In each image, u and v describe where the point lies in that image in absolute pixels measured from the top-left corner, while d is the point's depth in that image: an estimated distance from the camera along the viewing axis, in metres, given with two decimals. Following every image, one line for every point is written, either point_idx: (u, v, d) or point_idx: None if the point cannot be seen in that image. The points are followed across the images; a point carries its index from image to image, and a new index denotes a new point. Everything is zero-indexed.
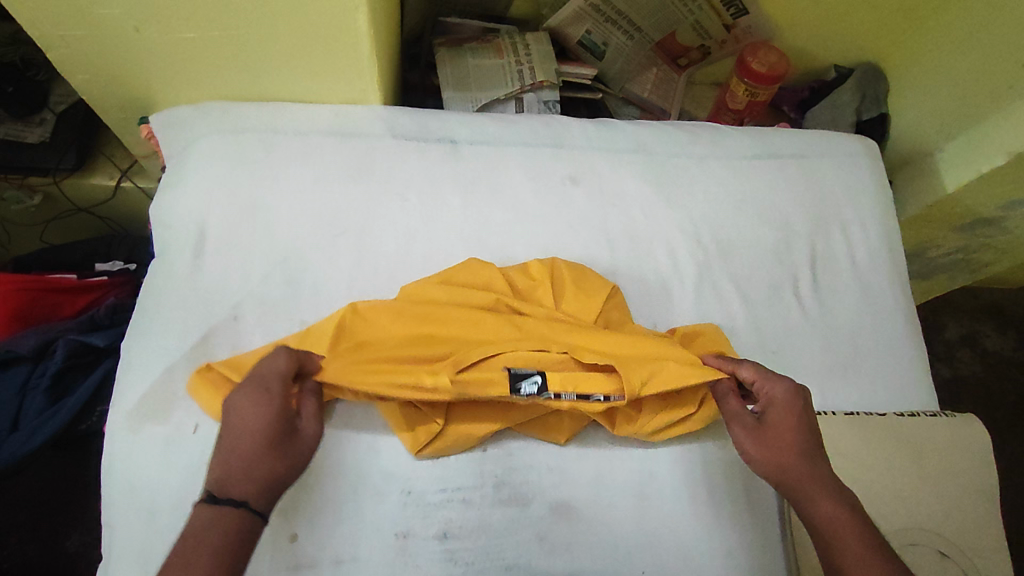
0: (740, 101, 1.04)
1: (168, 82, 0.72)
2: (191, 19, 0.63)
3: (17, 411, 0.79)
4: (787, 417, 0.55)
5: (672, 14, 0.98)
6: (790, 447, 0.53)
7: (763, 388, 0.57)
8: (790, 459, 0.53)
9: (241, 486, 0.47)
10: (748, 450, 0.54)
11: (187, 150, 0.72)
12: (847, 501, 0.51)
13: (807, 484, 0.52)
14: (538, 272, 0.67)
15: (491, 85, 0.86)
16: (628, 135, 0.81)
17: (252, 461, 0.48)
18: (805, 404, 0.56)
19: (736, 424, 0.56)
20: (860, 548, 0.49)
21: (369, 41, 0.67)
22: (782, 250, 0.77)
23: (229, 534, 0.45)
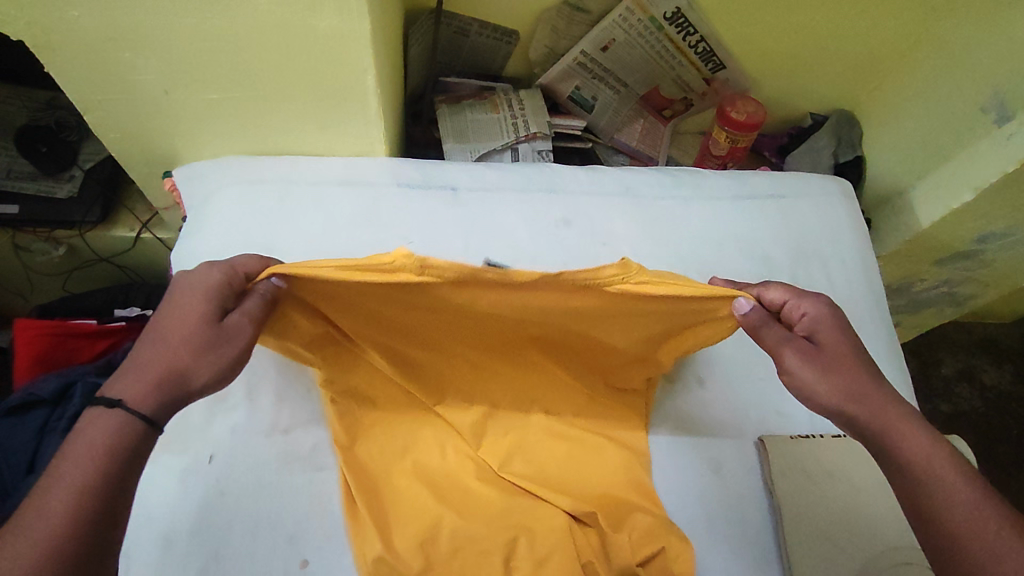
0: (722, 147, 1.10)
1: (192, 139, 0.79)
2: (217, 82, 0.70)
3: (36, 452, 0.82)
4: (838, 334, 0.56)
5: (655, 70, 1.05)
6: (847, 374, 0.55)
7: (797, 305, 0.58)
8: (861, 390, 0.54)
9: (138, 381, 0.49)
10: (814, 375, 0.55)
11: (207, 200, 0.78)
12: (927, 432, 0.53)
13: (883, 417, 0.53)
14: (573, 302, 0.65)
15: (488, 136, 0.93)
16: (617, 179, 0.86)
17: (161, 356, 0.50)
18: (842, 317, 0.58)
19: (784, 355, 0.56)
20: (952, 474, 0.50)
21: (377, 99, 0.74)
22: None
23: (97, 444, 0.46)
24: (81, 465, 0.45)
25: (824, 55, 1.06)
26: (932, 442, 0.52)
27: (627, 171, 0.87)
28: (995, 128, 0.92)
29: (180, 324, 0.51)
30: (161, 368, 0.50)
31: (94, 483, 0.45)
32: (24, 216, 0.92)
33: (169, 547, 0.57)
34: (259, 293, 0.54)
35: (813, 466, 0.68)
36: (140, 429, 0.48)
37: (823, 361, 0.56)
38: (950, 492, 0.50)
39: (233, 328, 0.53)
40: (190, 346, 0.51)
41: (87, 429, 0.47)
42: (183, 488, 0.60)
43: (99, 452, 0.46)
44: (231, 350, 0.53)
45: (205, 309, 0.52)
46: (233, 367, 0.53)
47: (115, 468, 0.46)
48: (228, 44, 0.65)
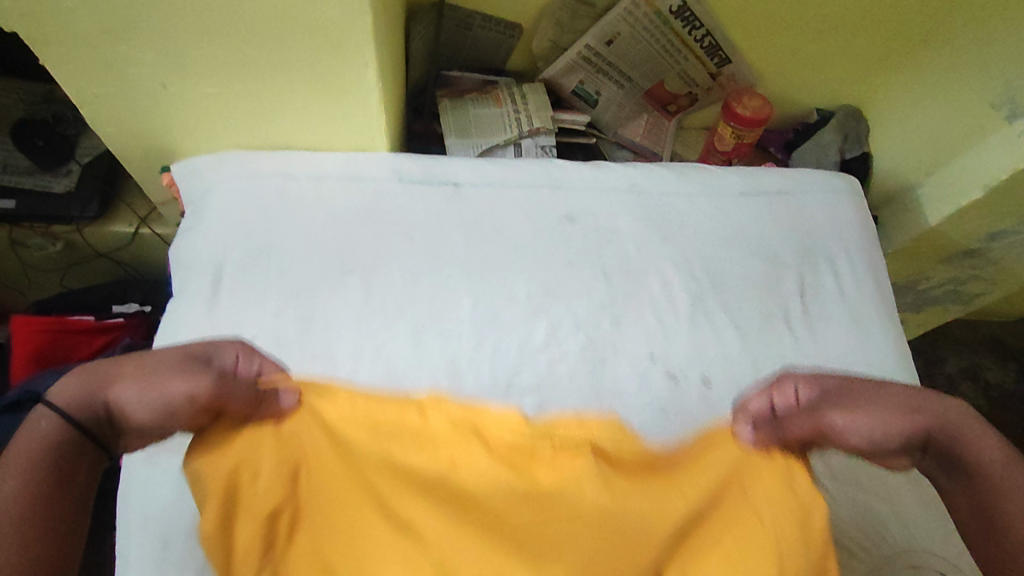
0: (727, 143, 1.09)
1: (190, 133, 0.77)
2: (215, 76, 0.68)
3: None
4: (839, 380, 0.55)
5: (660, 64, 1.04)
6: (891, 413, 0.52)
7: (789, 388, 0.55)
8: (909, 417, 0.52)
9: (76, 387, 0.46)
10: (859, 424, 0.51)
11: (206, 196, 0.77)
12: (988, 437, 0.51)
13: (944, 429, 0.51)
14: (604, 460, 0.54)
15: (491, 131, 0.91)
16: (622, 175, 0.85)
17: (112, 377, 0.46)
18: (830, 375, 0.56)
19: (826, 413, 0.52)
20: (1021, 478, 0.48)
21: (379, 93, 0.73)
22: (772, 282, 0.80)
23: (32, 449, 0.43)
24: (17, 473, 0.42)
25: (831, 49, 1.05)
26: (983, 433, 0.51)
27: (632, 168, 0.86)
28: (1007, 124, 0.91)
29: (145, 355, 0.48)
30: (97, 393, 0.46)
31: (16, 485, 0.42)
32: (21, 211, 0.91)
33: (167, 550, 0.56)
34: (237, 347, 0.50)
35: (821, 469, 0.67)
36: (70, 432, 0.44)
37: (852, 404, 0.53)
38: (1010, 483, 0.48)
39: (191, 371, 0.47)
40: (142, 377, 0.46)
41: (27, 427, 0.44)
42: (181, 489, 0.59)
43: (30, 461, 0.43)
44: (173, 391, 0.46)
45: (177, 350, 0.49)
46: (169, 413, 0.46)
47: (44, 472, 0.43)
48: (228, 37, 0.63)
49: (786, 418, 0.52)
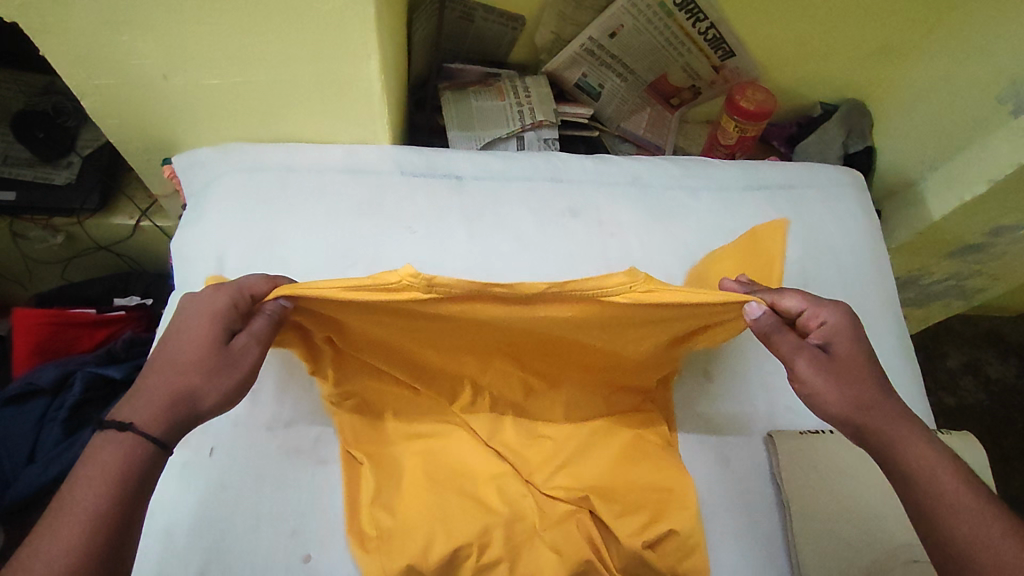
0: (731, 137, 1.08)
1: (191, 125, 0.77)
2: (216, 67, 0.68)
3: (35, 443, 0.82)
4: (850, 343, 0.57)
5: (663, 57, 1.03)
6: (852, 386, 0.55)
7: (817, 314, 0.58)
8: (865, 396, 0.55)
9: (150, 406, 0.49)
10: (816, 383, 0.56)
11: (208, 188, 0.77)
12: (935, 445, 0.54)
13: (891, 431, 0.54)
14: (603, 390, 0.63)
15: (493, 124, 0.90)
16: (625, 168, 0.85)
17: (171, 379, 0.51)
18: (858, 329, 0.58)
19: (799, 361, 0.56)
20: (957, 490, 0.51)
21: (381, 85, 0.72)
22: None
23: (107, 466, 0.46)
24: (94, 490, 0.45)
25: (836, 42, 1.04)
26: (938, 455, 0.53)
27: (636, 161, 0.85)
28: (1012, 119, 0.91)
29: (189, 342, 0.52)
30: (166, 392, 0.50)
31: (109, 506, 0.45)
32: (22, 203, 0.90)
33: (170, 542, 0.57)
34: (266, 316, 0.54)
35: (823, 465, 0.67)
36: (151, 454, 0.48)
37: (834, 370, 0.56)
38: (951, 496, 0.51)
39: (246, 346, 0.53)
40: (205, 368, 0.52)
41: (98, 454, 0.46)
42: (184, 482, 0.59)
43: (107, 478, 0.45)
44: (237, 371, 0.53)
45: (215, 325, 0.53)
46: (242, 388, 0.54)
47: (129, 490, 0.46)
48: (229, 27, 0.63)
49: (782, 331, 0.56)
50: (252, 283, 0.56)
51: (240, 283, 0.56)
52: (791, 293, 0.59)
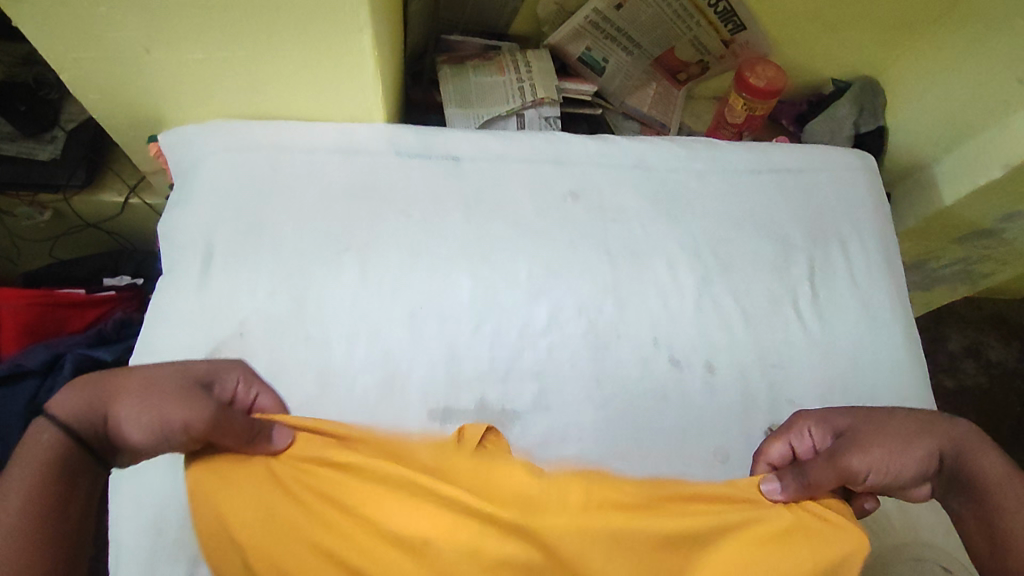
0: (738, 115, 1.04)
1: (176, 101, 0.74)
2: (201, 41, 0.64)
3: (27, 424, 0.81)
4: (851, 420, 0.54)
5: (671, 30, 0.99)
6: (923, 450, 0.50)
7: (806, 426, 0.53)
8: (917, 462, 0.50)
9: (79, 400, 0.46)
10: (875, 469, 0.50)
11: (195, 168, 0.74)
12: (1017, 487, 0.48)
13: (965, 480, 0.49)
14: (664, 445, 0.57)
15: (492, 101, 0.86)
16: (628, 150, 0.82)
17: (115, 388, 0.47)
18: (843, 420, 0.55)
19: (846, 458, 0.50)
20: None
21: (374, 61, 0.69)
22: (781, 264, 0.78)
23: (39, 454, 0.44)
24: (23, 482, 0.42)
25: (851, 15, 1.00)
26: (1009, 470, 0.49)
27: (639, 140, 0.83)
28: None
29: (156, 377, 0.48)
30: (103, 408, 0.46)
31: (33, 495, 0.42)
32: (6, 179, 0.88)
33: (161, 534, 0.56)
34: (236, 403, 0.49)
35: None
36: (74, 450, 0.45)
37: (872, 441, 0.51)
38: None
39: (198, 400, 0.47)
40: (150, 400, 0.47)
41: (26, 450, 0.44)
42: (174, 473, 0.58)
43: (30, 469, 0.43)
44: (179, 413, 0.46)
45: (190, 377, 0.50)
46: (178, 436, 0.46)
47: (58, 480, 0.43)
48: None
49: (808, 465, 0.51)
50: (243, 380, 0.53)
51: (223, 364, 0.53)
52: (794, 425, 0.56)
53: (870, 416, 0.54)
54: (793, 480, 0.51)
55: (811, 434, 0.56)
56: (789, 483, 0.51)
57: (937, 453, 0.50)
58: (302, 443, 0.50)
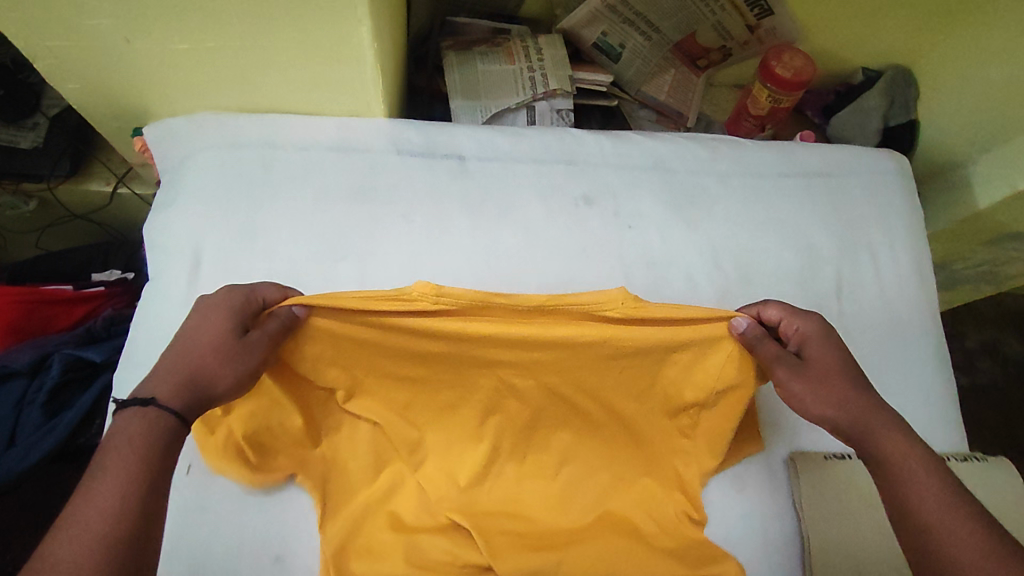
0: (762, 107, 0.98)
1: (162, 93, 0.69)
2: (185, 30, 0.59)
3: (16, 425, 0.79)
4: (827, 352, 0.56)
5: (692, 14, 0.93)
6: (849, 381, 0.55)
7: (791, 324, 0.58)
8: (851, 396, 0.54)
9: (165, 380, 0.49)
10: (797, 392, 0.55)
11: (183, 165, 0.70)
12: (918, 443, 0.52)
13: (871, 424, 0.53)
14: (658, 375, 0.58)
15: (500, 93, 0.80)
16: (646, 149, 0.76)
17: (186, 360, 0.50)
18: (835, 336, 0.57)
19: (785, 371, 0.55)
20: (934, 491, 0.49)
21: (375, 54, 0.63)
22: (806, 277, 0.73)
23: (134, 438, 0.45)
24: (123, 465, 0.44)
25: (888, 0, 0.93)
26: (920, 451, 0.51)
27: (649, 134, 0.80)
28: None
29: (206, 328, 0.52)
30: (188, 382, 0.50)
31: (132, 483, 0.43)
32: None
33: None
34: (279, 319, 0.52)
35: (846, 493, 0.63)
36: (172, 427, 0.47)
37: (815, 374, 0.55)
38: (926, 493, 0.49)
39: (253, 345, 0.51)
40: (222, 355, 0.51)
41: (123, 430, 0.45)
42: None
43: (130, 453, 0.45)
44: (249, 361, 0.51)
45: (237, 316, 0.53)
46: (250, 373, 0.52)
47: (151, 460, 0.45)
48: None
49: (763, 343, 0.55)
50: (264, 288, 0.56)
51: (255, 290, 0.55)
52: (776, 304, 0.59)
53: (832, 339, 0.57)
54: (756, 333, 0.55)
55: (792, 314, 0.58)
56: (754, 325, 0.55)
57: (860, 389, 0.55)
58: (319, 319, 0.54)
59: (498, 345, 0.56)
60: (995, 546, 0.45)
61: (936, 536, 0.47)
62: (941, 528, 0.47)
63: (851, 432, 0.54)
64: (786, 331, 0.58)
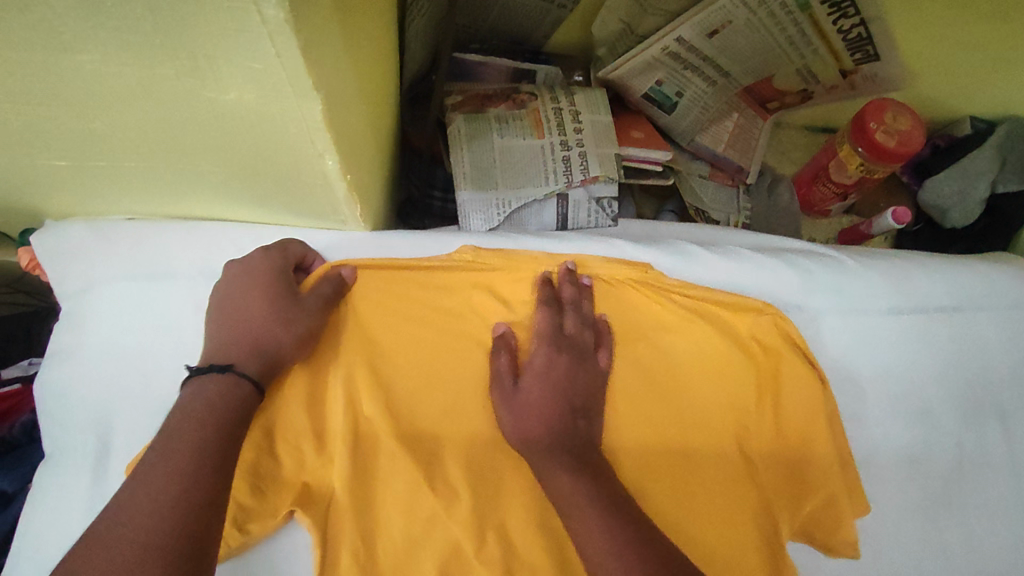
0: (849, 176, 0.78)
1: (49, 195, 0.49)
2: (48, 147, 0.38)
3: None
4: (545, 387, 0.48)
5: (776, 57, 0.71)
6: (549, 396, 0.48)
7: (506, 341, 0.50)
8: (560, 440, 0.46)
9: (229, 350, 0.44)
10: (505, 423, 0.48)
11: (89, 294, 0.51)
12: (603, 487, 0.45)
13: (554, 461, 0.46)
14: (709, 413, 0.53)
15: (524, 179, 0.59)
16: (715, 270, 0.56)
17: (243, 322, 0.45)
18: (561, 367, 0.49)
19: (500, 397, 0.48)
20: (598, 529, 0.42)
21: (350, 189, 0.42)
22: (925, 465, 0.54)
23: (207, 405, 0.40)
24: (188, 444, 0.38)
25: None
26: (582, 485, 0.44)
27: (706, 229, 0.61)
28: None
29: (252, 287, 0.47)
30: (252, 348, 0.44)
31: (208, 441, 0.39)
32: None
33: None
34: (330, 278, 0.49)
35: None
36: (243, 397, 0.42)
37: (539, 404, 0.47)
38: (585, 527, 0.43)
39: (313, 306, 0.47)
40: (281, 312, 0.46)
41: (195, 399, 0.41)
42: None
43: (193, 425, 0.39)
44: (310, 320, 0.47)
45: (283, 270, 0.48)
46: (313, 334, 0.47)
47: (219, 437, 0.39)
48: (52, 108, 0.33)
49: (501, 359, 0.50)
50: (292, 244, 0.51)
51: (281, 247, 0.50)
52: (542, 312, 0.51)
53: (561, 344, 0.50)
54: (509, 343, 0.50)
55: (549, 306, 0.51)
56: (508, 337, 0.51)
57: (568, 414, 0.48)
58: (357, 300, 0.51)
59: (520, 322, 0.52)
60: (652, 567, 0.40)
61: (577, 531, 0.43)
62: (581, 526, 0.43)
63: (533, 451, 0.46)
64: (505, 344, 0.50)
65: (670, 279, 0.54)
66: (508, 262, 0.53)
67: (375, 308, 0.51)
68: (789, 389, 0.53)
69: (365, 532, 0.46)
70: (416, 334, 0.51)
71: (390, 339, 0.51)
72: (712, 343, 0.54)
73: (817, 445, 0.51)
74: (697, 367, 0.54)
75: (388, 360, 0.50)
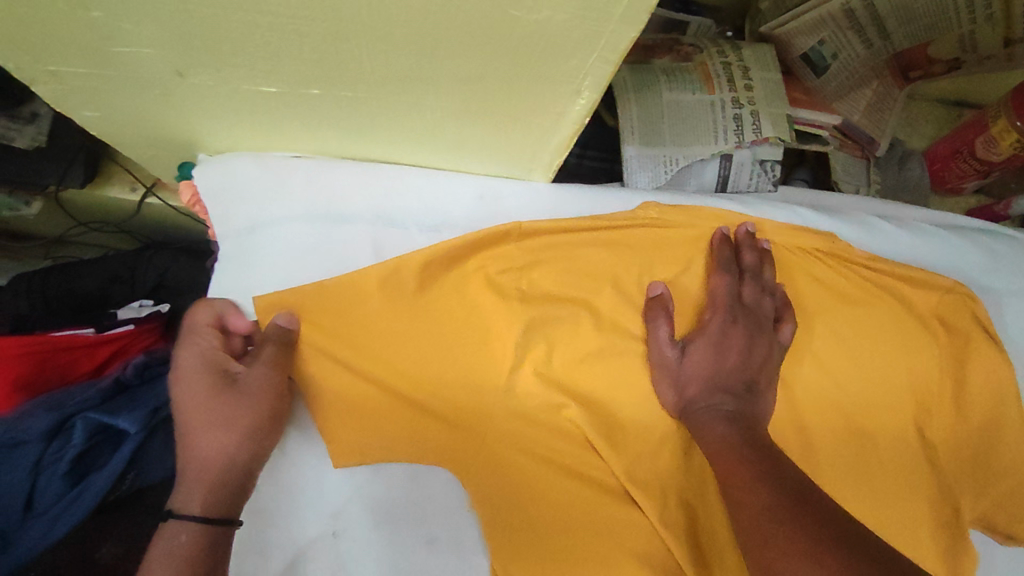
0: (1000, 152, 0.73)
1: (221, 130, 0.46)
2: (269, 71, 0.36)
3: (30, 494, 0.57)
4: (709, 353, 0.46)
5: (945, 21, 0.66)
6: (716, 363, 0.46)
7: (665, 304, 0.47)
8: (721, 402, 0.45)
9: (195, 485, 0.39)
10: (663, 387, 0.47)
11: (251, 237, 0.48)
12: (761, 448, 0.42)
13: (713, 423, 0.44)
14: (895, 394, 0.50)
15: (691, 137, 0.56)
16: (896, 241, 0.53)
17: (190, 452, 0.40)
18: (730, 338, 0.47)
19: (659, 358, 0.47)
20: (753, 478, 0.39)
21: (571, 130, 0.39)
22: None
23: (188, 544, 0.38)
24: None
25: None
26: (740, 440, 0.42)
27: (877, 203, 0.58)
28: None
29: (193, 416, 0.40)
30: (205, 470, 0.39)
31: None
32: None
33: None
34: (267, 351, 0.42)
35: None
36: (216, 529, 0.39)
37: (705, 372, 0.46)
38: (736, 480, 0.40)
39: (256, 389, 0.41)
40: (225, 423, 0.40)
41: (160, 557, 0.37)
42: None
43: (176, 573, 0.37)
44: (255, 410, 0.41)
45: (223, 363, 0.42)
46: (266, 423, 0.41)
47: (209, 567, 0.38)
48: (316, 23, 0.30)
49: (663, 322, 0.47)
50: (199, 314, 0.43)
51: (200, 335, 0.42)
52: (716, 277, 0.48)
53: (735, 312, 0.47)
54: (667, 306, 0.47)
55: (729, 268, 0.48)
56: (666, 299, 0.48)
57: (733, 384, 0.46)
58: (539, 255, 0.48)
59: (702, 287, 0.50)
60: (814, 514, 0.36)
61: (732, 485, 0.40)
62: (739, 480, 0.40)
63: (693, 412, 0.45)
64: (664, 306, 0.47)
65: (856, 252, 0.51)
66: (691, 220, 0.50)
67: (554, 269, 0.48)
68: (976, 370, 0.50)
69: (540, 492, 0.46)
70: (596, 294, 0.48)
71: (567, 299, 0.48)
72: (901, 319, 0.51)
73: (1003, 426, 0.50)
74: (885, 348, 0.50)
75: (567, 323, 0.48)
